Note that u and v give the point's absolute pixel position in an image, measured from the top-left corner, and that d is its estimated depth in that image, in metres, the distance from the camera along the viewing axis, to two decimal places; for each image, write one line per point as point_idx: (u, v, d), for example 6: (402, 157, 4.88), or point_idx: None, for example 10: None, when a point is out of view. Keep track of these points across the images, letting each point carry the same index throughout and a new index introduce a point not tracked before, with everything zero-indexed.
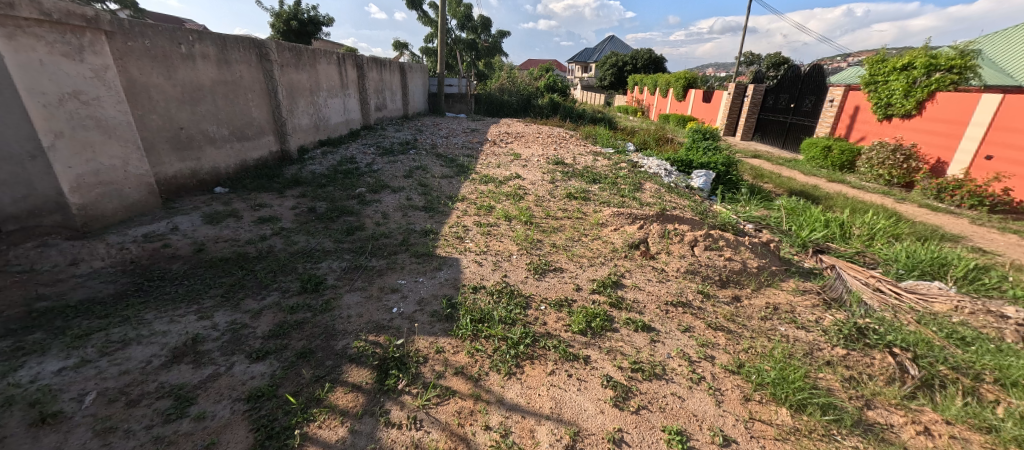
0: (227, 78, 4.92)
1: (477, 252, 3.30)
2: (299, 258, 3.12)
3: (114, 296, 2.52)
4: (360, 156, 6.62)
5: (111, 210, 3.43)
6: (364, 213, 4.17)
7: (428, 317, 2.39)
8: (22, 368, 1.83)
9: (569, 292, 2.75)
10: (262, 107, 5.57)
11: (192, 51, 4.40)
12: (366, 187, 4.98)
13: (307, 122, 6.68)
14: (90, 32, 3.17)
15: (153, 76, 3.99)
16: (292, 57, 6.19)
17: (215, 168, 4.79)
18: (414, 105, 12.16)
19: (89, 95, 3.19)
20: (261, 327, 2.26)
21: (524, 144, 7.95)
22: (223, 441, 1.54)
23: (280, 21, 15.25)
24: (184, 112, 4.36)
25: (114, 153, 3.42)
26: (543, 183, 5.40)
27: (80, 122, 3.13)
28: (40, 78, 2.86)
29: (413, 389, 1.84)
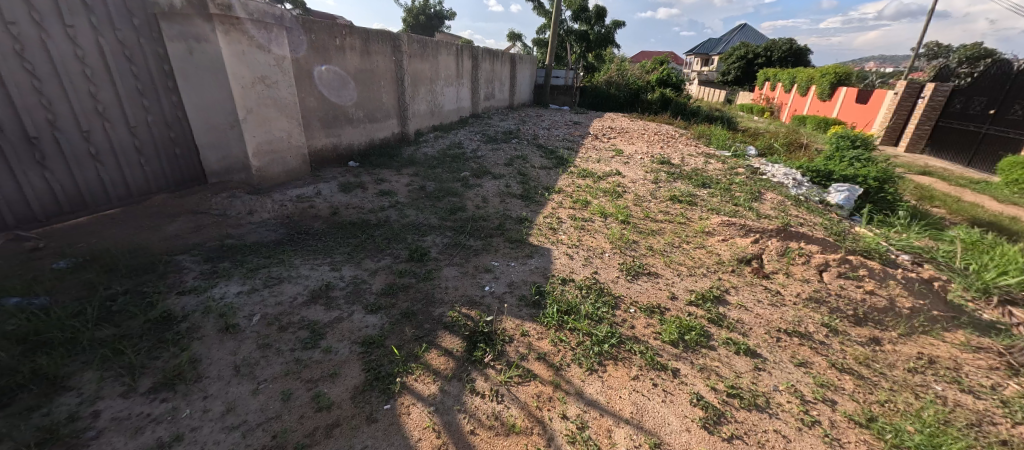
0: (367, 66, 5.65)
1: (569, 245, 3.31)
2: (409, 229, 3.49)
3: (274, 242, 3.14)
4: (467, 142, 7.07)
5: (277, 174, 4.26)
6: (466, 195, 4.47)
7: (516, 300, 2.49)
8: (216, 287, 2.42)
9: (663, 299, 2.60)
10: (391, 93, 6.28)
11: (343, 43, 5.16)
12: (470, 172, 5.31)
13: (425, 108, 7.34)
14: (277, 28, 3.93)
15: (314, 64, 4.79)
16: (419, 48, 6.83)
17: (351, 145, 5.58)
18: (520, 96, 12.48)
19: (272, 80, 3.97)
20: (376, 284, 2.61)
21: (628, 140, 7.61)
22: (343, 374, 1.84)
23: (410, 16, 16.93)
24: (333, 96, 5.14)
25: (283, 127, 4.21)
26: (644, 183, 5.13)
27: (263, 101, 3.92)
28: (242, 65, 3.65)
29: (498, 365, 1.95)
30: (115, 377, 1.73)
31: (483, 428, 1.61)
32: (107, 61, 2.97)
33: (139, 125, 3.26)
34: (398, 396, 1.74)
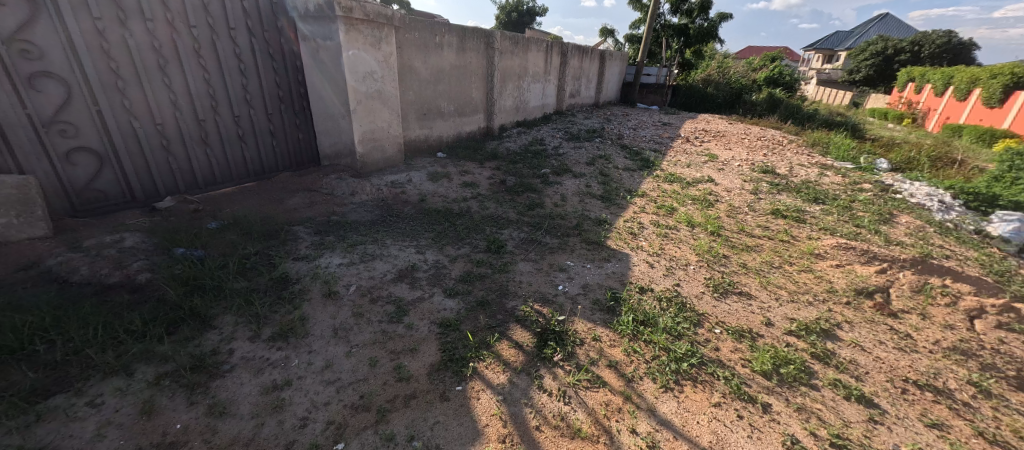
0: (461, 63, 5.93)
1: (650, 252, 3.15)
2: (488, 221, 3.61)
3: (370, 221, 3.48)
4: (549, 139, 7.07)
5: (376, 161, 4.65)
6: (545, 192, 4.48)
7: (590, 303, 2.43)
8: (323, 257, 2.76)
9: (756, 324, 2.34)
10: (480, 88, 6.52)
11: (442, 41, 5.48)
12: (550, 169, 5.31)
13: (511, 104, 7.49)
14: (387, 27, 4.29)
15: (415, 60, 5.14)
16: (511, 45, 6.99)
17: (441, 137, 5.92)
18: (607, 94, 12.10)
19: (379, 75, 4.35)
20: (455, 270, 2.75)
21: (725, 145, 6.95)
22: (421, 351, 1.98)
23: (503, 13, 17.36)
24: (429, 90, 5.48)
25: (385, 118, 4.59)
26: (741, 192, 4.66)
27: (371, 94, 4.31)
28: (357, 62, 4.02)
29: (567, 366, 1.93)
30: (245, 323, 2.07)
31: (549, 427, 1.62)
32: (257, 59, 3.70)
33: (275, 112, 3.99)
34: (469, 380, 1.82)
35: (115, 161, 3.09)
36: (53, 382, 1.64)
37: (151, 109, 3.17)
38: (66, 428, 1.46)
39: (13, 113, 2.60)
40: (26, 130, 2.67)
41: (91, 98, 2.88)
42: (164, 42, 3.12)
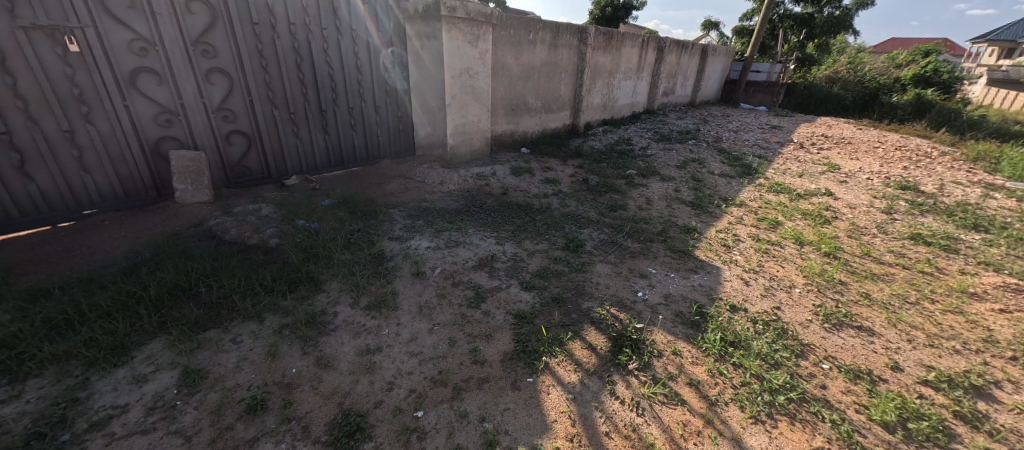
0: (552, 59, 5.93)
1: (745, 268, 2.85)
2: (568, 219, 3.59)
3: (456, 210, 3.68)
4: (636, 139, 6.76)
5: (465, 153, 4.89)
6: (629, 194, 4.30)
7: (671, 314, 2.29)
8: (413, 239, 3.01)
9: (876, 365, 2.00)
10: (569, 85, 6.46)
11: (536, 37, 5.53)
12: (636, 170, 5.08)
13: (600, 101, 7.31)
14: (485, 25, 4.47)
15: (508, 57, 5.27)
16: (604, 40, 6.79)
17: (526, 132, 6.01)
18: (705, 92, 11.16)
19: (474, 71, 4.55)
20: (533, 265, 2.79)
21: (850, 154, 5.97)
22: (496, 338, 2.05)
23: (598, 8, 16.95)
24: (518, 86, 5.58)
25: (475, 113, 4.80)
26: (867, 210, 3.98)
27: (465, 89, 4.54)
28: (455, 58, 4.26)
29: (642, 376, 1.85)
30: (347, 290, 2.35)
31: (619, 435, 1.57)
32: (372, 57, 4.13)
33: (382, 105, 4.42)
34: (541, 374, 1.84)
35: (259, 143, 3.70)
36: (208, 318, 2.04)
37: (288, 100, 3.73)
38: (215, 357, 1.81)
39: (195, 102, 3.27)
40: (201, 115, 3.33)
41: (247, 89, 3.48)
42: (302, 42, 3.64)
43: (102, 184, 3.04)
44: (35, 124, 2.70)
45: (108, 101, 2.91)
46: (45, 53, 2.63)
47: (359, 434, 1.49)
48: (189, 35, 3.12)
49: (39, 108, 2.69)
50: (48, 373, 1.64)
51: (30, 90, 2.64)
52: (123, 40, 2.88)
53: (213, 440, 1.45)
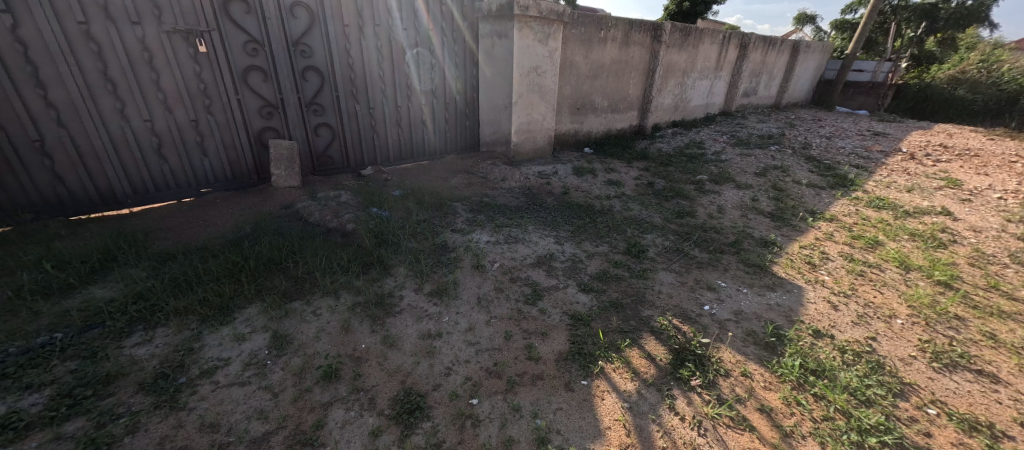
0: (622, 57, 5.74)
1: (832, 290, 2.56)
2: (630, 223, 3.47)
3: (516, 207, 3.73)
4: (709, 143, 6.34)
5: (528, 151, 4.91)
6: (699, 201, 4.05)
7: (742, 333, 2.12)
8: (475, 232, 3.10)
9: (1001, 419, 1.68)
10: (639, 84, 6.22)
11: (607, 35, 5.39)
12: (708, 176, 4.76)
13: (671, 102, 6.95)
14: (557, 23, 4.45)
15: (577, 55, 5.19)
16: (680, 37, 6.43)
17: (590, 132, 5.89)
18: (793, 94, 10.13)
19: (542, 69, 4.55)
20: (591, 267, 2.74)
21: (977, 167, 5.07)
22: (551, 337, 2.04)
23: (673, 4, 16.10)
24: (586, 85, 5.49)
25: (541, 111, 4.81)
26: (998, 235, 3.36)
27: (532, 88, 4.55)
28: (524, 56, 4.29)
29: (705, 394, 1.74)
30: (413, 276, 2.49)
31: None
32: (445, 56, 4.33)
33: (451, 102, 4.61)
34: (596, 378, 1.81)
35: (342, 135, 4.03)
36: (294, 290, 2.28)
37: (369, 96, 4.02)
38: (299, 325, 2.01)
39: (292, 97, 3.64)
40: (296, 108, 3.71)
41: (335, 86, 3.81)
42: (384, 42, 3.91)
43: (216, 168, 3.51)
44: (170, 114, 3.19)
45: (225, 95, 3.35)
46: (181, 53, 3.09)
47: (418, 413, 1.57)
48: (291, 37, 3.48)
49: (174, 101, 3.17)
50: (172, 324, 1.94)
51: (168, 85, 3.12)
52: (239, 42, 3.29)
53: (294, 400, 1.62)
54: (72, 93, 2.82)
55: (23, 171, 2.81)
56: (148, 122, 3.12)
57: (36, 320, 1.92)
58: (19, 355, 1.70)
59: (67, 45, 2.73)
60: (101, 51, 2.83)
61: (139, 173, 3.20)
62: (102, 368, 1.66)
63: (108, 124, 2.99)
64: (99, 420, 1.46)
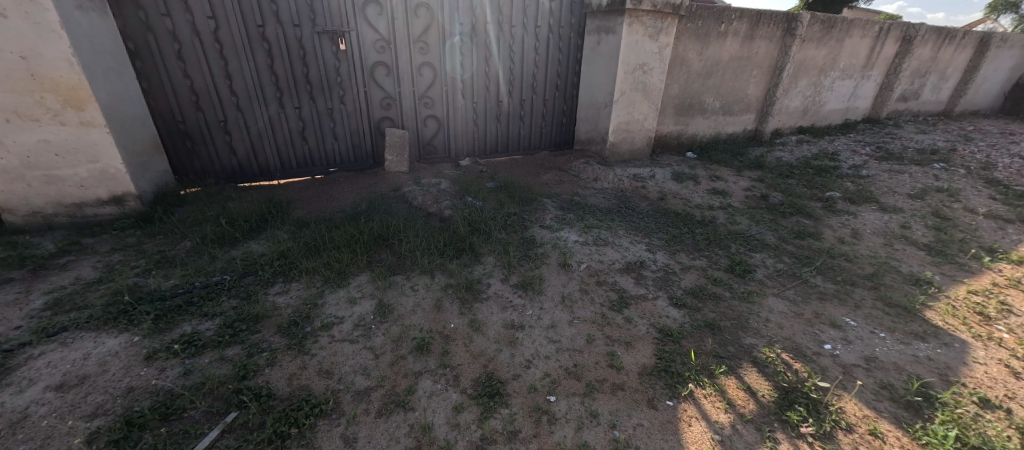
0: (744, 54, 5.16)
1: (1013, 352, 2.00)
2: (736, 238, 3.13)
3: (607, 208, 3.62)
4: (846, 154, 5.39)
5: (624, 152, 4.68)
6: (826, 221, 3.49)
7: (873, 384, 1.78)
8: (563, 230, 3.09)
9: None
10: (761, 84, 5.54)
11: (728, 29, 4.89)
12: (841, 193, 4.06)
13: (800, 105, 6.06)
14: (671, 17, 4.16)
15: (691, 52, 4.80)
16: (820, 30, 5.55)
17: (696, 135, 5.43)
18: (975, 99, 8.08)
19: (650, 67, 4.30)
20: (686, 281, 2.54)
21: None
22: (636, 349, 1.95)
23: None
24: (697, 84, 5.06)
25: (643, 111, 4.55)
26: None
27: (636, 86, 4.33)
28: (631, 53, 4.11)
29: (817, 446, 1.50)
30: (500, 266, 2.58)
31: None
32: (549, 52, 4.38)
33: (550, 98, 4.66)
34: (683, 401, 1.68)
35: (446, 127, 4.32)
36: (397, 265, 2.53)
37: (474, 90, 4.26)
38: (399, 298, 2.23)
39: (408, 90, 4.01)
40: (411, 101, 4.07)
41: (445, 81, 4.10)
42: (493, 39, 4.10)
43: (342, 150, 4.02)
44: (314, 102, 3.74)
45: (356, 87, 3.83)
46: (325, 50, 3.59)
47: (497, 398, 1.64)
48: (413, 35, 3.82)
49: (317, 91, 3.71)
50: (303, 281, 2.30)
51: (314, 77, 3.65)
52: (371, 40, 3.71)
53: (391, 363, 1.80)
54: (248, 83, 3.46)
55: (211, 145, 3.54)
56: (297, 108, 3.70)
57: (211, 263, 2.44)
58: (201, 289, 2.17)
59: (247, 44, 3.34)
60: (269, 48, 3.42)
61: (287, 151, 3.82)
62: (253, 309, 2.04)
63: (269, 109, 3.62)
64: (249, 350, 1.80)
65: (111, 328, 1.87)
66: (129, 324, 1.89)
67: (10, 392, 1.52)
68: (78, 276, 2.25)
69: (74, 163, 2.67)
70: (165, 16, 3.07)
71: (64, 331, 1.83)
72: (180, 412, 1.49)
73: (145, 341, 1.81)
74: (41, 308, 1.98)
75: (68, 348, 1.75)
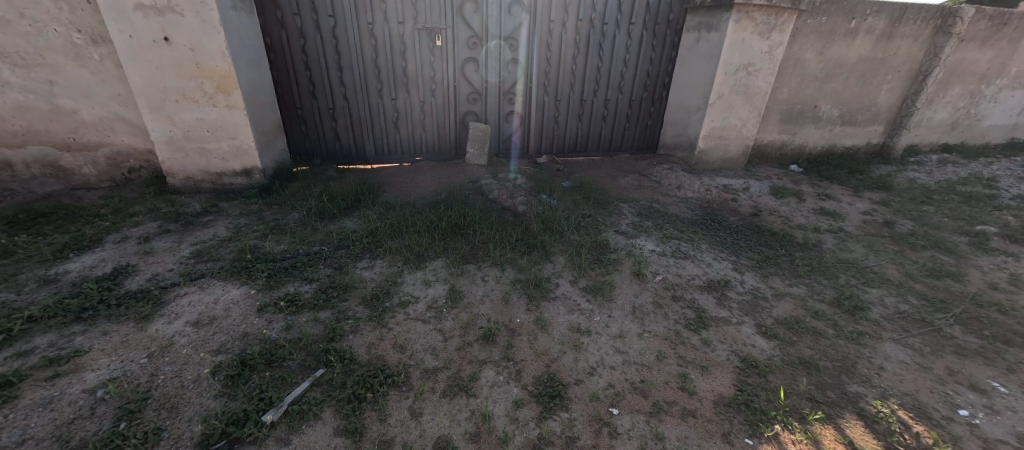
0: (877, 55, 4.43)
1: None
2: (847, 268, 2.71)
3: (690, 219, 3.37)
4: (1010, 182, 4.36)
5: (715, 160, 4.29)
6: (972, 261, 2.86)
7: None
8: (639, 238, 2.95)
9: None
10: (896, 91, 4.72)
11: (860, 25, 4.23)
12: (997, 228, 3.31)
13: (947, 117, 5.04)
14: (788, 13, 3.71)
15: (809, 51, 4.24)
16: (987, 27, 4.56)
17: (804, 146, 4.80)
18: None
19: (756, 68, 3.88)
20: (779, 309, 2.27)
21: None
22: (712, 375, 1.79)
23: None
24: (811, 89, 4.46)
25: (742, 116, 4.12)
26: None
27: (738, 88, 3.94)
28: (735, 52, 3.75)
29: None
30: (571, 268, 2.54)
31: None
32: (641, 50, 4.19)
33: (637, 99, 4.45)
34: (766, 442, 1.49)
35: (527, 123, 4.36)
36: (470, 255, 2.62)
37: (558, 88, 4.23)
38: (470, 286, 2.31)
39: (494, 85, 4.12)
40: (496, 96, 4.17)
41: (531, 78, 4.14)
42: (583, 37, 4.03)
43: (428, 141, 4.27)
44: (408, 94, 4.01)
45: (447, 82, 4.03)
46: (423, 46, 3.83)
47: (558, 400, 1.62)
48: (505, 32, 3.91)
49: (412, 84, 3.97)
50: (386, 259, 2.49)
51: (411, 71, 3.92)
52: (465, 37, 3.87)
53: (458, 348, 1.87)
54: (355, 75, 3.82)
55: (321, 129, 3.98)
56: (394, 99, 4.00)
57: (313, 233, 2.75)
58: (304, 256, 2.47)
59: (358, 40, 3.68)
60: (376, 43, 3.74)
61: (381, 139, 4.16)
62: (344, 279, 2.26)
63: (371, 99, 3.96)
64: (339, 316, 2.00)
65: (235, 280, 2.21)
66: (248, 278, 2.22)
67: (163, 321, 1.88)
68: (215, 233, 2.70)
69: (218, 139, 3.18)
70: (296, 15, 3.50)
71: (202, 277, 2.21)
72: (280, 361, 1.71)
73: (259, 294, 2.11)
74: (188, 256, 2.41)
75: (204, 292, 2.10)
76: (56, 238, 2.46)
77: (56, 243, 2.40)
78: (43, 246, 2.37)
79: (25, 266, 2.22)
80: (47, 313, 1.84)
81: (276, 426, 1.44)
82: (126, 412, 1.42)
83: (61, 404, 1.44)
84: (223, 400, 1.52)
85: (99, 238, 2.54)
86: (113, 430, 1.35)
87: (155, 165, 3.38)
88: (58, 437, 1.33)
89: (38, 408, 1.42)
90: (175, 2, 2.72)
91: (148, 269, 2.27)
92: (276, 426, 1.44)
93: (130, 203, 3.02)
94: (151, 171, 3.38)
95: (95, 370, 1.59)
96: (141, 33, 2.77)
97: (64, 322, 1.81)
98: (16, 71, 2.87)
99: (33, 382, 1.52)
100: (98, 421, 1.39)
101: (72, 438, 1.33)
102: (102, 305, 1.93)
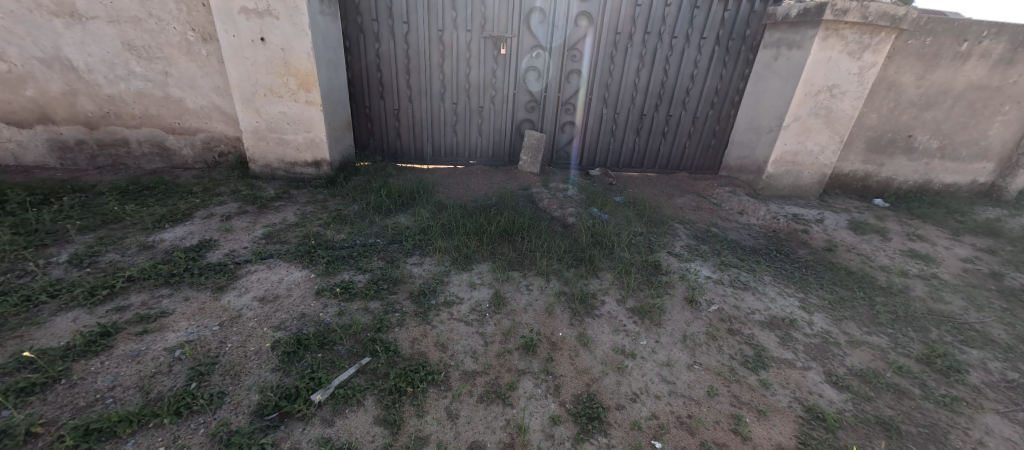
0: (992, 82, 3.89)
1: None
2: (940, 321, 2.37)
3: (752, 247, 3.14)
4: None
5: (783, 186, 3.97)
6: None
7: None
8: (694, 262, 2.79)
9: None
10: (1013, 125, 4.12)
11: (973, 48, 3.74)
12: None
13: None
14: (886, 32, 3.37)
15: (906, 75, 3.82)
16: None
17: (892, 179, 4.32)
18: None
19: (841, 90, 3.56)
20: (853, 358, 2.03)
21: None
22: (771, 421, 1.63)
23: None
24: (906, 116, 4.01)
25: (821, 141, 3.78)
26: None
27: (818, 111, 3.63)
28: (819, 72, 3.46)
29: None
30: (618, 286, 2.45)
31: None
32: (710, 66, 4.01)
33: (701, 116, 4.26)
34: None
35: (583, 134, 4.31)
36: (516, 261, 2.61)
37: (618, 101, 4.15)
38: (514, 293, 2.30)
39: (553, 95, 4.12)
40: (554, 106, 4.17)
41: (591, 89, 4.09)
42: (649, 50, 3.93)
43: (484, 146, 4.35)
44: (469, 100, 4.12)
45: (507, 89, 4.09)
46: (488, 54, 3.93)
47: (596, 423, 1.55)
48: (569, 43, 3.91)
49: (474, 90, 4.08)
50: (436, 257, 2.56)
51: (474, 78, 4.03)
52: (529, 46, 3.92)
53: (498, 354, 1.86)
54: (421, 79, 3.99)
55: (385, 128, 4.19)
56: (455, 104, 4.13)
57: (370, 226, 2.89)
58: (360, 247, 2.59)
59: (427, 46, 3.85)
60: (443, 50, 3.89)
61: (440, 141, 4.30)
62: (395, 273, 2.35)
63: (433, 102, 4.11)
64: (387, 308, 2.07)
65: (298, 262, 2.37)
66: (309, 262, 2.37)
67: (235, 294, 2.05)
68: (284, 218, 2.92)
69: (296, 131, 3.45)
70: (374, 21, 3.71)
71: (270, 257, 2.39)
72: (332, 344, 1.80)
73: (318, 279, 2.24)
74: (260, 236, 2.63)
75: (270, 271, 2.27)
76: (155, 210, 2.78)
77: (156, 214, 2.72)
78: (145, 216, 2.69)
79: (130, 231, 2.53)
80: (143, 275, 2.08)
81: (322, 407, 1.50)
82: (197, 373, 1.56)
83: (146, 358, 1.61)
84: (279, 374, 1.62)
85: (189, 212, 2.85)
86: (185, 388, 1.48)
87: (240, 151, 3.73)
88: (141, 387, 1.48)
89: (128, 359, 1.59)
90: (272, 6, 3.01)
91: (226, 244, 2.50)
92: (322, 407, 1.50)
93: (217, 184, 3.35)
94: (236, 156, 3.74)
95: (175, 331, 1.77)
96: (243, 34, 3.08)
97: (155, 284, 2.04)
98: (140, 63, 3.31)
99: (125, 335, 1.71)
100: (173, 378, 1.54)
101: (152, 390, 1.48)
102: (186, 273, 2.14)
